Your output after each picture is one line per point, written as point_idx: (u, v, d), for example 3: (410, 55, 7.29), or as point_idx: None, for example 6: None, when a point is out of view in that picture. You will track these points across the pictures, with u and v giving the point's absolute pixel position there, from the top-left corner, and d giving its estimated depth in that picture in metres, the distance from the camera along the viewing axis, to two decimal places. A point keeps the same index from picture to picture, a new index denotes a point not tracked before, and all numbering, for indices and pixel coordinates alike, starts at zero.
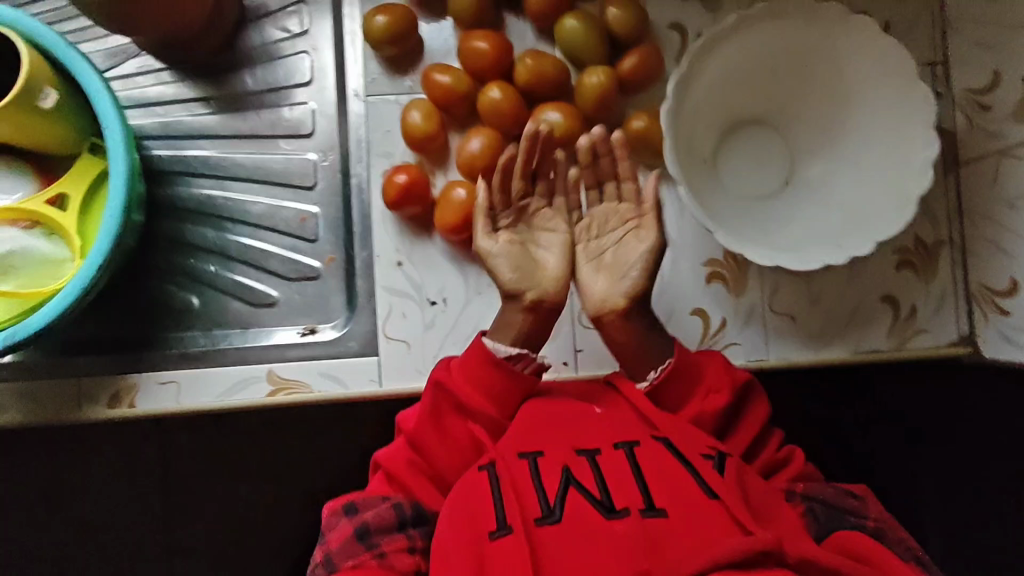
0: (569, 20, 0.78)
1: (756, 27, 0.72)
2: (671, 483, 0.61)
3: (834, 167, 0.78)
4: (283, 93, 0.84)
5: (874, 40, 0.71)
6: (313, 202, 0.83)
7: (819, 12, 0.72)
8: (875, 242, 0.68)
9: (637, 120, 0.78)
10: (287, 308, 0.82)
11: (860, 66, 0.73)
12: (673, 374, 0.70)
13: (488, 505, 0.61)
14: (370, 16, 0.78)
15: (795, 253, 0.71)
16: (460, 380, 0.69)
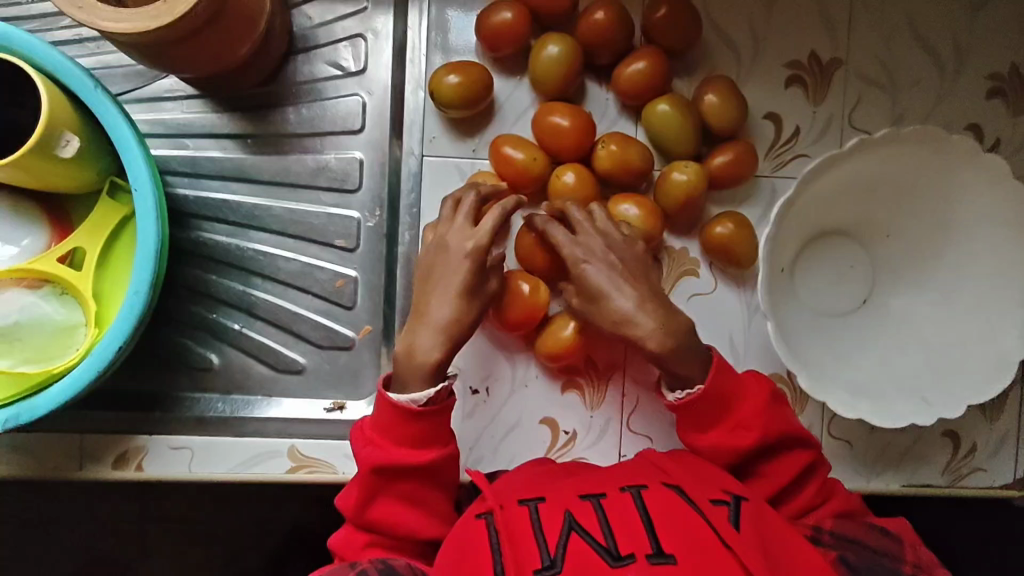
0: (661, 105, 0.70)
1: (878, 151, 0.65)
2: (681, 528, 0.56)
3: (923, 299, 0.71)
4: (329, 139, 0.75)
5: (996, 181, 0.65)
6: (351, 265, 0.76)
7: (949, 143, 0.65)
8: (967, 407, 0.65)
9: (721, 227, 0.71)
10: (315, 378, 0.76)
11: (973, 203, 0.67)
12: (702, 404, 0.66)
13: (487, 561, 0.56)
14: (441, 73, 0.69)
15: (877, 403, 0.66)
16: (383, 439, 0.63)
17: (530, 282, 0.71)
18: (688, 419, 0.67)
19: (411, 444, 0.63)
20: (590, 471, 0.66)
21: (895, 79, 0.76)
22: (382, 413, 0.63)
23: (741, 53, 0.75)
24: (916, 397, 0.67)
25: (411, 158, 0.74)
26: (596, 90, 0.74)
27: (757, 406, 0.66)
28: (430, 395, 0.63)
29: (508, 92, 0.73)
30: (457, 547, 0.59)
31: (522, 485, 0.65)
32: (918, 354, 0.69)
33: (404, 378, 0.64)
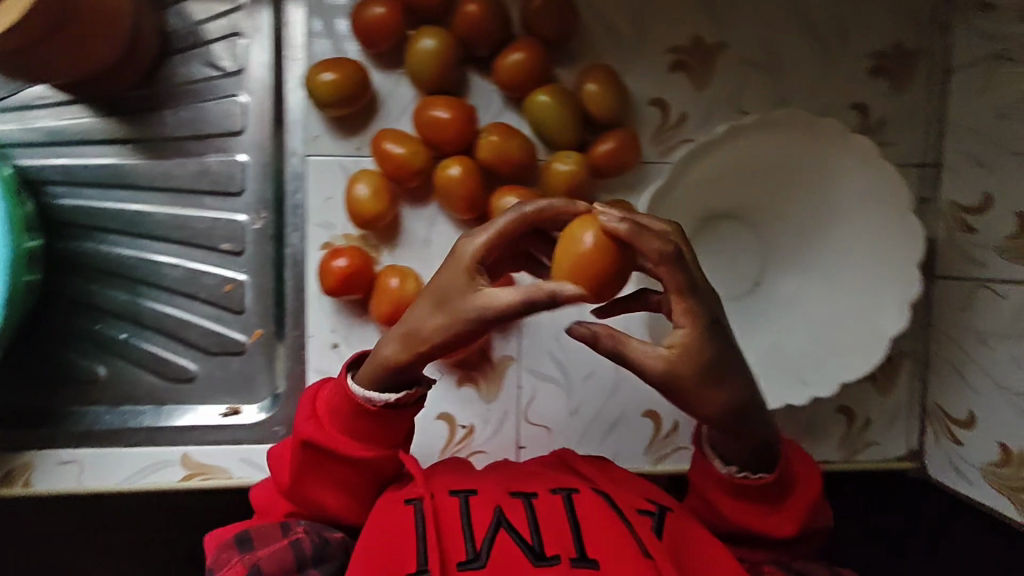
0: (541, 96, 0.69)
1: (750, 135, 0.67)
2: (607, 533, 0.57)
3: (806, 281, 0.72)
4: (210, 142, 0.74)
5: (867, 160, 0.67)
6: (239, 269, 0.75)
7: (819, 124, 0.67)
8: (839, 386, 0.67)
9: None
10: (208, 384, 0.75)
11: (847, 185, 0.69)
12: (763, 488, 0.60)
13: (410, 545, 0.56)
14: (315, 70, 0.68)
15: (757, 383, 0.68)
16: (334, 420, 0.59)
17: (401, 275, 0.70)
18: (728, 490, 0.60)
19: (354, 433, 0.59)
20: (518, 466, 0.67)
21: (778, 62, 0.76)
22: (338, 392, 0.59)
23: (625, 40, 0.74)
24: (796, 377, 0.68)
25: (294, 159, 0.73)
26: (481, 82, 0.73)
27: (810, 501, 0.61)
28: (389, 400, 0.57)
29: (390, 88, 0.72)
30: (385, 523, 0.58)
31: (456, 475, 0.65)
32: (803, 336, 0.70)
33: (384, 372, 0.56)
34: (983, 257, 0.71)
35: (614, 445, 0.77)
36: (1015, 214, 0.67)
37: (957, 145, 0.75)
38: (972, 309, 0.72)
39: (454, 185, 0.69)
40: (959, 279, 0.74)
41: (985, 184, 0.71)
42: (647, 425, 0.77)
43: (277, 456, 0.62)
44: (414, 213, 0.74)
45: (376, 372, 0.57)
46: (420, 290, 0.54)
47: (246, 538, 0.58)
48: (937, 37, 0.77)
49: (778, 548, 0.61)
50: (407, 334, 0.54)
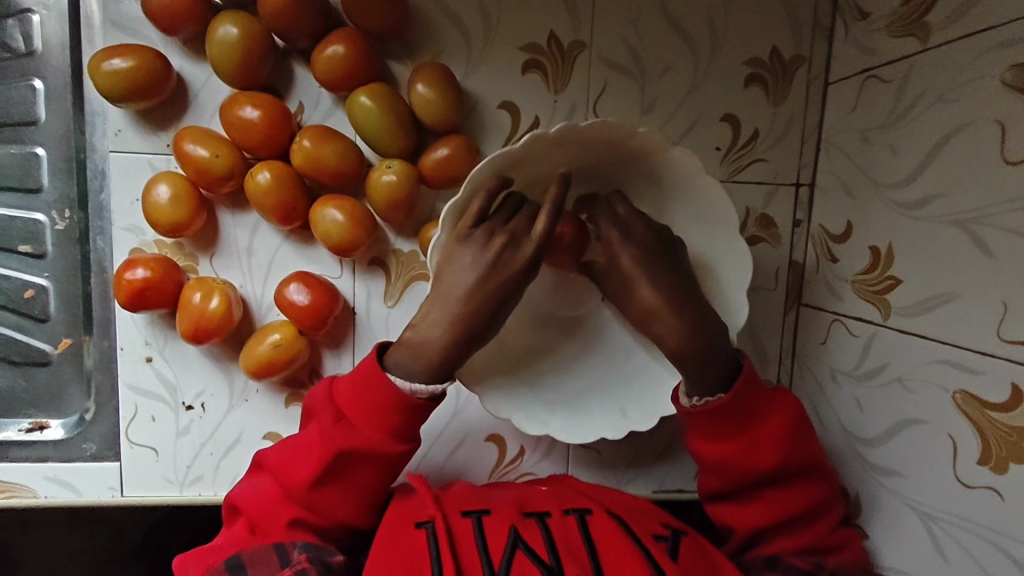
0: (360, 97, 0.62)
1: (551, 150, 0.57)
2: (622, 554, 0.56)
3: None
4: (3, 131, 0.66)
5: (693, 175, 0.59)
6: (41, 272, 0.68)
7: (635, 136, 0.56)
8: (659, 419, 0.62)
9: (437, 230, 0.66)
10: (10, 397, 0.69)
11: (682, 201, 0.61)
12: (720, 415, 0.57)
13: (424, 564, 0.54)
14: (101, 56, 0.60)
15: (574, 417, 0.63)
16: (358, 415, 0.57)
17: (206, 288, 0.64)
18: (704, 426, 0.58)
19: (382, 429, 0.57)
20: (524, 490, 0.66)
21: (644, 65, 0.69)
22: (365, 384, 0.57)
23: (470, 36, 0.67)
24: (615, 408, 0.63)
25: (97, 154, 0.66)
26: (307, 77, 0.66)
27: (784, 428, 0.58)
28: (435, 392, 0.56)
29: (204, 79, 0.65)
30: (389, 548, 0.56)
31: (462, 498, 0.64)
32: (631, 362, 0.65)
33: (404, 361, 0.57)
34: (840, 290, 0.67)
35: (457, 466, 0.74)
36: (868, 247, 0.62)
37: (829, 165, 0.70)
38: (828, 342, 0.68)
39: (264, 192, 0.62)
40: (821, 309, 0.70)
41: (848, 211, 0.66)
42: (491, 449, 0.74)
43: (286, 454, 0.59)
44: (233, 219, 0.67)
45: (439, 363, 0.56)
46: (454, 272, 0.56)
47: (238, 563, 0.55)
48: (818, 45, 0.71)
49: (801, 494, 0.60)
50: (469, 313, 0.55)
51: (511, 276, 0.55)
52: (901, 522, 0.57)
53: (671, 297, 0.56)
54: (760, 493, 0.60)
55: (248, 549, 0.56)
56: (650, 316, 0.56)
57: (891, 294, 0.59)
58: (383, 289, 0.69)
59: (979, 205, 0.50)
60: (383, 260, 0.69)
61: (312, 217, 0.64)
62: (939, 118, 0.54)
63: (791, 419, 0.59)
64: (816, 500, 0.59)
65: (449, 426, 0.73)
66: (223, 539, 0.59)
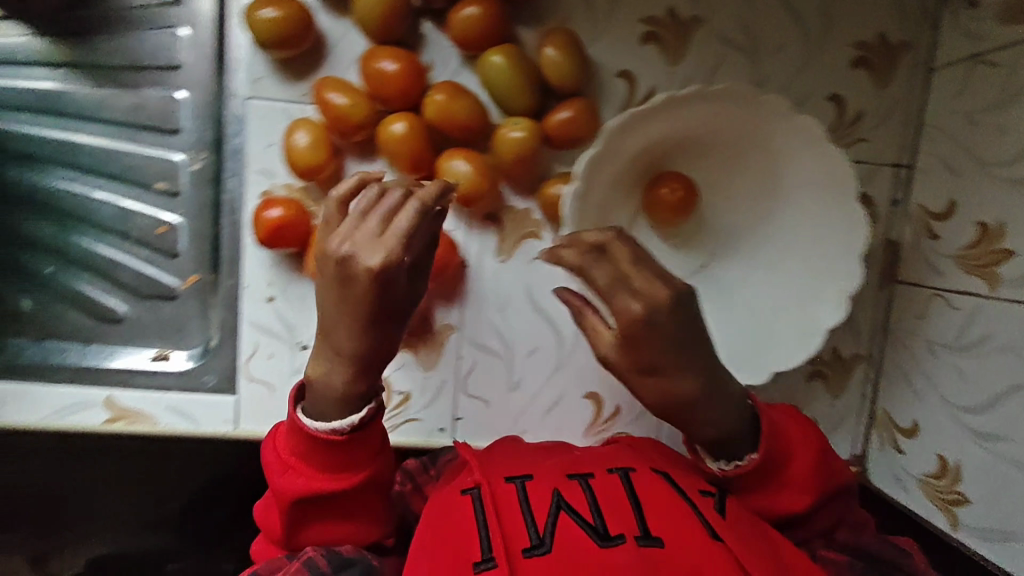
0: (493, 55, 0.65)
1: (681, 109, 0.62)
2: (673, 510, 0.53)
3: (751, 266, 0.69)
4: (148, 75, 0.70)
5: (814, 141, 0.62)
6: (174, 211, 0.71)
7: (761, 99, 0.61)
8: (769, 375, 0.64)
9: (555, 188, 0.69)
10: (137, 328, 0.73)
11: (799, 166, 0.64)
12: (752, 473, 0.57)
13: (469, 536, 0.52)
14: (256, 6, 0.64)
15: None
16: (301, 460, 0.53)
17: None
18: (733, 486, 0.58)
19: (334, 467, 0.53)
20: (563, 454, 0.63)
21: (757, 43, 0.72)
22: (292, 436, 0.53)
23: (594, 5, 0.70)
24: (726, 364, 0.66)
25: (235, 100, 0.69)
26: (437, 37, 0.69)
27: (808, 462, 0.58)
28: (352, 423, 0.52)
29: (342, 33, 0.68)
30: (441, 520, 0.55)
31: (506, 463, 0.61)
32: (737, 323, 0.68)
33: (319, 402, 0.52)
34: (942, 265, 0.69)
35: (553, 424, 0.75)
36: (975, 222, 0.65)
37: (931, 148, 0.72)
38: (926, 317, 0.70)
39: (397, 141, 0.65)
40: (919, 286, 0.72)
41: (952, 190, 0.69)
42: (588, 406, 0.75)
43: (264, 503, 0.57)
44: (360, 167, 0.70)
45: (338, 402, 0.52)
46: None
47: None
48: (924, 32, 0.73)
49: (836, 513, 0.60)
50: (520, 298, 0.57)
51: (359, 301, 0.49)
52: (1007, 485, 0.59)
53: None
54: (780, 525, 0.59)
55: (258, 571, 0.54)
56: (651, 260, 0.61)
57: (1002, 265, 0.61)
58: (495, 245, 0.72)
59: None
60: (498, 216, 0.72)
61: (438, 169, 0.67)
62: None
63: (817, 447, 0.59)
64: (839, 515, 0.60)
65: (548, 381, 0.75)
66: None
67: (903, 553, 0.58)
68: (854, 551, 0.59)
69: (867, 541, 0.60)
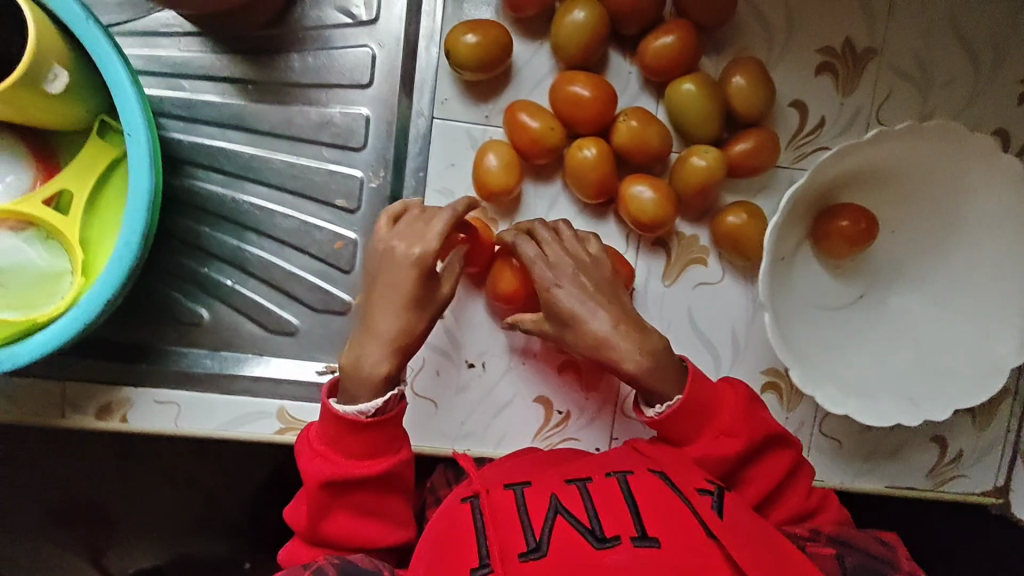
0: (685, 84, 0.66)
1: (887, 143, 0.63)
2: (663, 510, 0.56)
3: (919, 299, 0.70)
4: (334, 92, 0.71)
5: (1009, 182, 0.64)
6: (352, 227, 0.72)
7: (969, 137, 0.63)
8: (953, 411, 0.65)
9: (734, 216, 0.69)
10: (307, 341, 0.74)
11: (983, 207, 0.66)
12: (680, 413, 0.64)
13: (471, 541, 0.55)
14: (460, 30, 0.65)
15: (865, 400, 0.66)
16: (330, 447, 0.61)
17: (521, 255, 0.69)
18: (672, 430, 0.65)
19: (362, 453, 0.61)
20: (587, 459, 0.66)
21: (929, 75, 0.73)
22: (324, 424, 0.61)
23: (774, 36, 0.71)
24: (903, 398, 0.67)
25: (420, 120, 0.70)
26: (619, 63, 0.70)
27: (737, 412, 0.65)
28: (376, 405, 0.60)
29: (528, 57, 0.70)
30: (444, 527, 0.59)
31: (507, 475, 0.65)
32: (907, 355, 0.69)
33: (355, 387, 0.61)
34: None
35: None
36: None
37: None
38: None
39: (587, 166, 0.67)
40: None
41: None
42: None
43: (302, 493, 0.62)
44: (536, 190, 0.72)
45: (376, 385, 0.61)
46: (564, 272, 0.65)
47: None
48: None
49: (776, 465, 0.66)
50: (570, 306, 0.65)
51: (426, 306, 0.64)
52: None
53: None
54: (749, 474, 0.66)
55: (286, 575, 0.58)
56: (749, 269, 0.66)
57: None
58: (662, 269, 0.73)
59: None
60: (666, 241, 0.73)
61: (621, 194, 0.68)
62: None
63: (745, 397, 0.66)
64: (789, 466, 0.66)
65: None
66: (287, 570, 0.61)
67: (878, 559, 0.58)
68: (839, 541, 0.61)
69: (851, 536, 0.62)
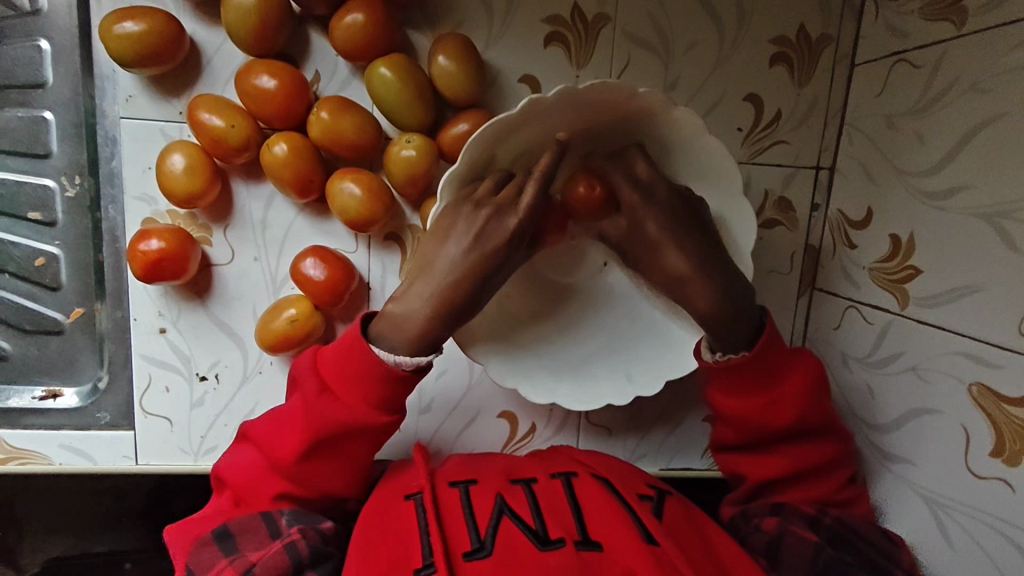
0: (379, 69, 0.60)
1: (551, 112, 0.54)
2: (609, 515, 0.57)
3: None
4: (10, 94, 0.65)
5: (695, 135, 0.57)
6: (52, 241, 0.67)
7: (635, 97, 0.54)
8: (663, 383, 0.63)
9: None
10: (23, 364, 0.70)
11: (686, 160, 0.60)
12: (743, 369, 0.58)
13: (414, 540, 0.54)
14: (113, 19, 0.58)
15: (576, 383, 0.64)
16: (338, 383, 0.57)
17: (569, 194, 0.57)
18: (724, 380, 0.60)
19: (369, 405, 0.57)
20: (521, 458, 0.67)
21: (669, 41, 0.68)
22: (348, 352, 0.56)
23: (493, 8, 0.65)
24: (620, 373, 0.64)
25: (107, 120, 0.64)
26: (323, 47, 0.64)
27: (799, 387, 0.60)
28: (419, 363, 0.56)
29: (217, 45, 0.63)
30: (379, 521, 0.57)
31: (455, 468, 0.64)
32: (635, 332, 0.64)
33: (385, 334, 0.56)
34: (858, 277, 0.67)
35: (468, 441, 0.74)
36: (889, 235, 0.62)
37: (851, 150, 0.69)
38: (842, 328, 0.69)
39: (281, 163, 0.61)
40: (835, 295, 0.70)
41: (869, 198, 0.66)
42: (502, 425, 0.74)
43: (271, 428, 0.59)
44: (248, 190, 0.66)
45: (419, 338, 0.56)
46: (447, 242, 0.55)
47: (227, 533, 0.56)
48: (847, 24, 0.69)
49: (816, 451, 0.61)
50: (465, 279, 0.55)
51: (494, 261, 0.55)
52: (901, 502, 0.59)
53: (701, 263, 0.56)
54: (777, 449, 0.62)
55: (234, 519, 0.57)
56: (683, 283, 0.57)
57: (910, 284, 0.59)
58: (398, 265, 0.69)
59: (1004, 200, 0.50)
60: (399, 235, 0.68)
61: (330, 190, 0.63)
62: (971, 107, 0.54)
63: (811, 380, 0.60)
64: (826, 455, 0.61)
65: (457, 404, 0.73)
66: (210, 508, 0.59)
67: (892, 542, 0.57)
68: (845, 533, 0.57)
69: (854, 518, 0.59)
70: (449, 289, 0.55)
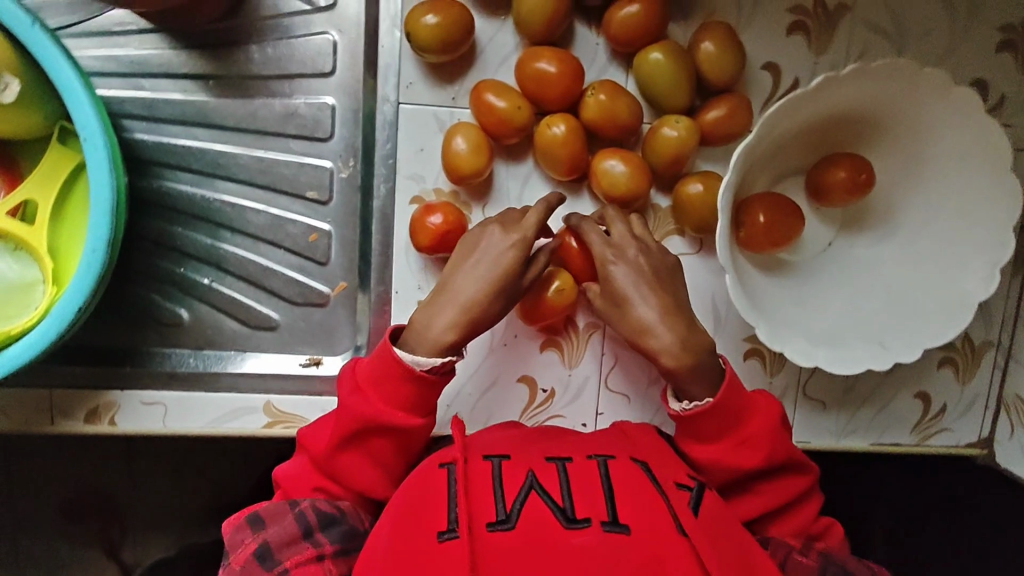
0: (654, 53, 0.65)
1: (840, 88, 0.62)
2: (642, 500, 0.53)
3: (890, 251, 0.70)
4: (296, 83, 0.70)
5: (966, 115, 0.64)
6: (324, 219, 0.72)
7: (920, 74, 0.62)
8: (923, 350, 0.66)
9: (695, 184, 0.68)
10: (290, 334, 0.74)
11: (948, 138, 0.66)
12: (710, 417, 0.61)
13: (441, 507, 0.52)
14: (417, 12, 0.63)
15: (834, 349, 0.67)
16: (371, 388, 0.60)
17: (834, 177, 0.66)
18: (693, 427, 0.63)
19: (400, 405, 0.60)
20: (568, 437, 0.64)
21: (903, 29, 0.71)
22: (379, 361, 0.60)
23: None
24: (875, 342, 0.67)
25: (387, 105, 0.69)
26: (586, 36, 0.69)
27: (767, 423, 0.62)
28: (436, 363, 0.60)
29: (490, 35, 0.68)
30: (416, 489, 0.56)
31: (490, 442, 0.61)
32: (879, 303, 0.69)
33: (415, 343, 0.62)
34: None
35: None
36: None
37: None
38: None
39: (557, 142, 0.65)
40: None
41: None
42: None
43: (317, 426, 0.63)
44: (507, 170, 0.71)
45: (440, 348, 0.61)
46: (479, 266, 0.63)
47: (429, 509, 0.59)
48: None
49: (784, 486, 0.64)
50: (479, 307, 0.62)
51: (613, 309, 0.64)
52: None
53: None
54: (755, 487, 0.64)
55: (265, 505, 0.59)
56: None
57: None
58: None
59: None
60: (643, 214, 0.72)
61: (593, 168, 0.67)
62: None
63: (775, 418, 0.63)
64: (792, 492, 0.64)
65: None
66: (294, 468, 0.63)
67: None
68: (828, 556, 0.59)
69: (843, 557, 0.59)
70: (467, 314, 0.62)
